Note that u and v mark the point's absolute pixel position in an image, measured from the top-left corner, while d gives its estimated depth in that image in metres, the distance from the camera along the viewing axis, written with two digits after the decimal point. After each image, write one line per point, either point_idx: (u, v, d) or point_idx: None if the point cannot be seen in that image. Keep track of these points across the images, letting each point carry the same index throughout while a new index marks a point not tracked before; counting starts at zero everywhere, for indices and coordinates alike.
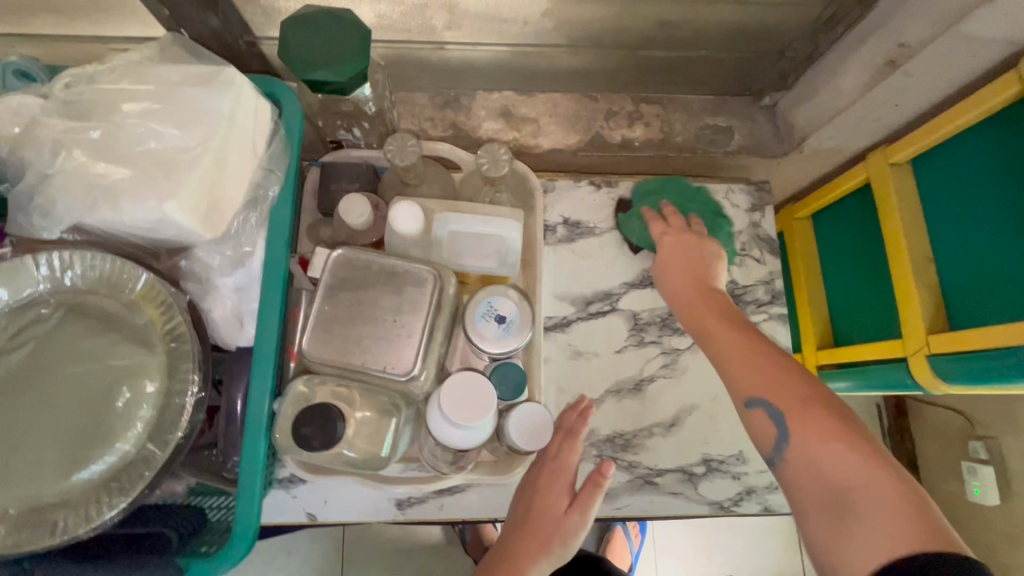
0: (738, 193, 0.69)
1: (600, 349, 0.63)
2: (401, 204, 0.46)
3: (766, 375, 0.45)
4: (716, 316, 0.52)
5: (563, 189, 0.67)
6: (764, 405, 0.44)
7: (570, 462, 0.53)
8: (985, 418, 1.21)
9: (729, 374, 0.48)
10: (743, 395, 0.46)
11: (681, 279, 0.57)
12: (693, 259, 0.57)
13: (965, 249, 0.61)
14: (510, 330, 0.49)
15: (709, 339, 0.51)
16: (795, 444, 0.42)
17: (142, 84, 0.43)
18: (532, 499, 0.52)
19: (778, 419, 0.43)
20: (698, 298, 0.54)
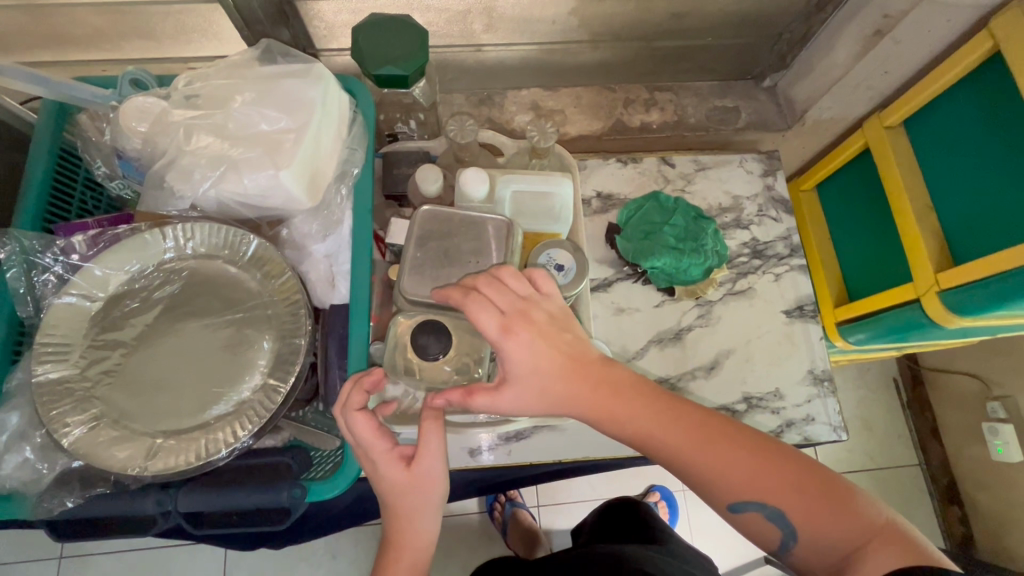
0: (752, 162, 0.76)
1: (640, 305, 0.69)
2: (469, 170, 0.53)
3: (742, 468, 0.41)
4: (635, 406, 0.43)
5: (595, 166, 0.75)
6: (756, 506, 0.41)
7: (365, 442, 0.44)
8: (999, 378, 1.27)
9: (705, 486, 0.42)
10: (722, 498, 0.42)
11: (558, 387, 0.43)
12: (524, 364, 0.42)
13: (961, 192, 0.67)
14: (568, 276, 0.55)
15: (662, 452, 0.43)
16: (804, 539, 0.40)
17: (249, 79, 0.51)
18: (376, 477, 0.45)
19: (777, 517, 0.41)
20: (618, 404, 0.43)
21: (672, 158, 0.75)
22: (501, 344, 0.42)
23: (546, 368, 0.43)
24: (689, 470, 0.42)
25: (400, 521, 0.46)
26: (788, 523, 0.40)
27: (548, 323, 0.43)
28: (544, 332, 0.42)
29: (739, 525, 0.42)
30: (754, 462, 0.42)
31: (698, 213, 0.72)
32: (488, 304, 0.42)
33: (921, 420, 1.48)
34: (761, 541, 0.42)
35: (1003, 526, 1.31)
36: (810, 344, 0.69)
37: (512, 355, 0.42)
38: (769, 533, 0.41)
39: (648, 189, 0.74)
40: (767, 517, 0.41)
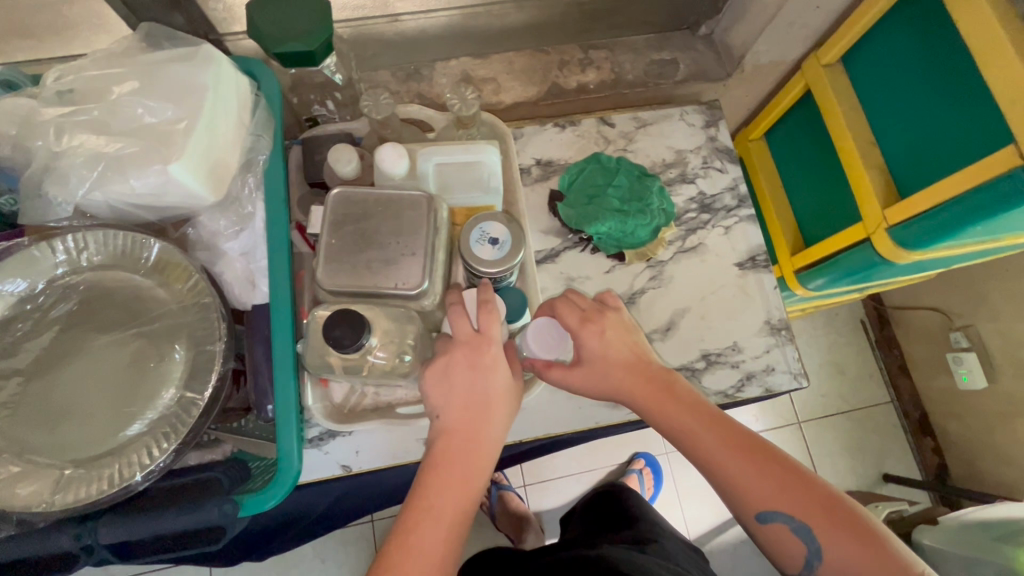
0: (693, 114, 0.74)
1: (590, 273, 0.67)
2: (385, 145, 0.49)
3: (769, 481, 0.46)
4: (687, 417, 0.49)
5: (531, 133, 0.71)
6: (783, 518, 0.45)
7: (496, 333, 0.46)
8: (959, 309, 1.29)
9: (736, 495, 0.47)
10: (752, 510, 0.46)
11: (618, 375, 0.52)
12: (600, 355, 0.52)
13: (901, 125, 0.66)
14: (504, 249, 0.52)
15: (698, 449, 0.48)
16: (827, 560, 0.44)
17: (127, 67, 0.46)
18: (479, 379, 0.45)
19: (803, 532, 0.45)
20: (667, 400, 0.50)
21: (611, 117, 0.73)
22: (582, 332, 0.52)
23: (617, 357, 0.52)
24: (723, 468, 0.47)
25: (467, 458, 0.44)
26: (813, 540, 0.44)
27: (617, 326, 0.53)
28: (619, 329, 0.53)
29: (763, 536, 0.46)
30: (782, 476, 0.46)
31: (641, 171, 0.70)
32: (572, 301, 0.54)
33: (890, 357, 1.52)
34: (786, 557, 0.46)
35: (973, 451, 1.35)
36: (764, 293, 0.67)
37: (583, 342, 0.52)
38: (794, 550, 0.45)
39: (590, 152, 0.71)
40: (793, 528, 0.45)
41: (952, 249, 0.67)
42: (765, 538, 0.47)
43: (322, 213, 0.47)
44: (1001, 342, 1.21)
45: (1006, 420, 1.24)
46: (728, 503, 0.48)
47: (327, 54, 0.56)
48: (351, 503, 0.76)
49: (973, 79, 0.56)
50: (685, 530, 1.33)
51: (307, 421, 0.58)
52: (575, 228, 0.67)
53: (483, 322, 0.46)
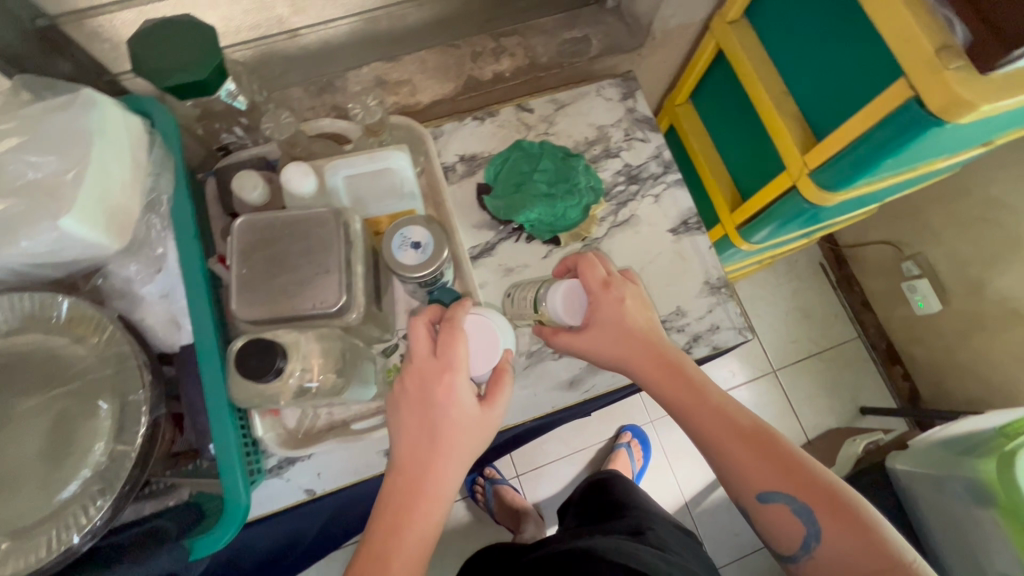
0: (609, 88, 0.75)
1: (528, 260, 0.67)
2: (290, 165, 0.48)
3: (772, 466, 0.50)
4: (698, 398, 0.52)
5: (451, 130, 0.71)
6: (785, 500, 0.49)
7: (455, 358, 0.50)
8: (906, 239, 1.34)
9: (739, 477, 0.51)
10: (756, 490, 0.50)
11: (630, 345, 0.54)
12: (611, 326, 0.54)
13: (805, 70, 0.68)
14: (427, 251, 0.52)
15: (706, 434, 0.52)
16: (824, 545, 0.48)
17: (3, 124, 0.44)
18: (427, 414, 0.49)
19: (804, 514, 0.49)
20: (677, 380, 0.53)
21: (529, 103, 0.73)
22: (601, 298, 0.55)
23: (631, 322, 0.54)
24: (729, 452, 0.50)
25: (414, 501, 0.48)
26: (813, 523, 0.48)
27: (636, 298, 0.56)
28: (637, 300, 0.55)
29: (765, 516, 0.51)
30: (785, 460, 0.50)
31: (564, 153, 0.70)
32: (597, 265, 0.56)
33: (852, 295, 1.56)
34: (784, 535, 0.50)
35: (938, 373, 1.40)
36: (700, 254, 0.69)
37: (601, 307, 0.55)
38: (792, 531, 0.50)
39: (512, 141, 0.71)
40: (794, 510, 0.49)
41: (872, 186, 0.69)
42: (765, 517, 0.51)
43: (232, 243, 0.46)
44: (949, 264, 1.25)
45: (963, 338, 1.28)
46: (730, 485, 0.52)
47: (222, 79, 0.54)
48: (331, 525, 0.75)
49: (856, 16, 0.58)
50: (679, 492, 1.36)
51: (264, 453, 0.58)
52: (505, 219, 0.67)
53: (442, 348, 0.50)
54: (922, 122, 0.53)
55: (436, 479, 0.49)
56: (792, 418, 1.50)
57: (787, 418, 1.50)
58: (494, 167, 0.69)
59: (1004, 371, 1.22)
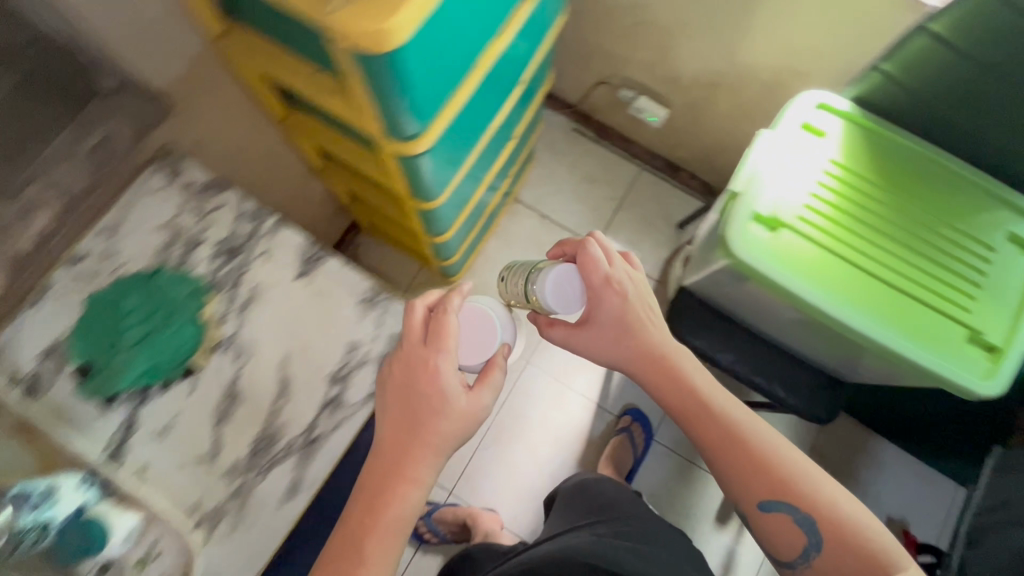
0: (153, 177, 0.70)
1: (170, 406, 0.62)
2: None
3: (800, 495, 0.69)
4: (706, 414, 0.74)
5: (14, 330, 0.62)
6: (787, 511, 0.70)
7: (446, 344, 0.60)
8: (604, 71, 1.36)
9: (753, 489, 0.71)
10: (760, 502, 0.71)
11: (623, 349, 0.77)
12: (610, 324, 0.76)
13: (309, 42, 0.62)
14: (45, 500, 0.55)
15: (693, 423, 0.75)
16: (822, 554, 0.68)
17: None
18: (416, 410, 0.59)
19: (801, 524, 0.69)
20: (666, 379, 0.76)
21: (77, 250, 0.65)
22: (602, 290, 0.74)
23: (625, 317, 0.75)
24: (732, 453, 0.72)
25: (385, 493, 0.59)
26: (813, 535, 0.68)
27: (642, 309, 0.76)
28: (627, 293, 0.75)
29: (767, 520, 0.71)
30: (794, 484, 0.70)
31: (144, 278, 0.65)
32: (590, 246, 0.73)
33: (613, 139, 1.61)
34: (783, 536, 0.70)
35: (707, 160, 1.46)
36: (334, 281, 0.66)
37: (601, 297, 0.74)
38: (799, 539, 0.70)
39: (84, 305, 0.64)
40: (797, 521, 0.69)
41: (449, 108, 0.69)
42: (767, 520, 0.71)
43: None
44: (645, 73, 1.29)
45: (696, 123, 1.34)
46: (744, 492, 0.72)
47: None
48: None
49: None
50: (586, 401, 1.47)
51: None
52: (127, 386, 0.61)
53: (431, 335, 0.61)
54: (377, 66, 0.52)
55: (411, 466, 0.59)
56: None
57: None
58: (80, 343, 0.62)
59: (739, 130, 1.28)
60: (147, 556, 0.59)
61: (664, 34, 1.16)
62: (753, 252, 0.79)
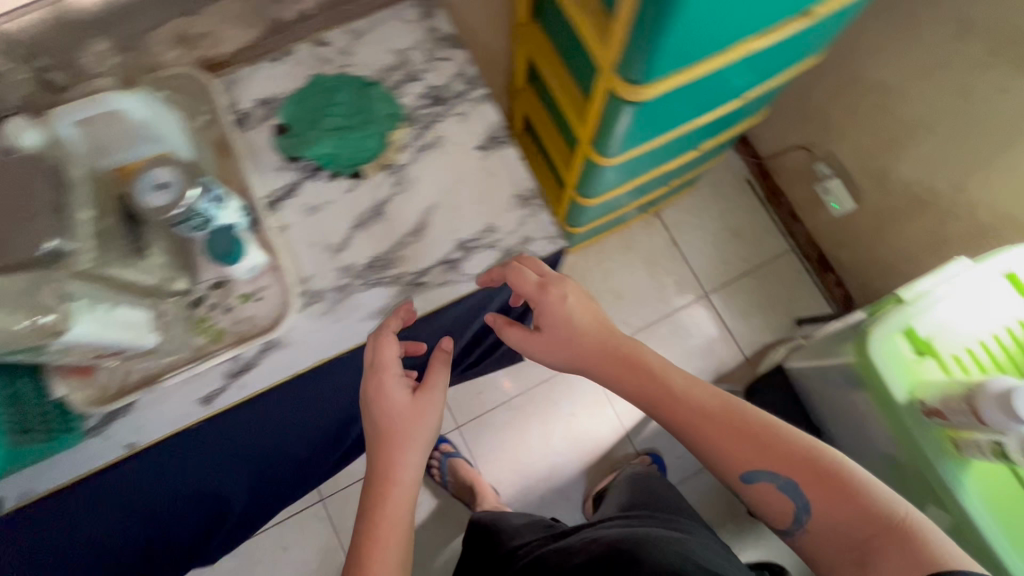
0: (408, 10, 0.71)
1: (334, 196, 0.66)
2: (16, 120, 0.49)
3: (748, 447, 0.52)
4: (727, 435, 0.52)
5: (248, 76, 0.69)
6: (770, 478, 0.51)
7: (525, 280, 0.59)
8: (818, 138, 1.29)
9: (714, 457, 0.53)
10: (744, 473, 0.52)
11: (592, 352, 0.58)
12: (559, 326, 0.57)
13: None
14: (173, 190, 0.52)
15: (675, 416, 0.54)
16: (818, 517, 0.49)
17: None
18: (380, 409, 0.56)
19: (789, 489, 0.50)
20: (647, 381, 0.56)
21: (325, 37, 0.70)
22: (544, 297, 0.58)
23: (581, 318, 0.58)
24: (723, 447, 0.52)
25: (385, 448, 0.55)
26: (802, 495, 0.50)
27: (590, 314, 0.58)
28: (585, 300, 0.58)
29: (754, 495, 0.52)
30: (810, 461, 0.50)
31: (361, 83, 0.68)
32: (526, 271, 0.59)
33: (781, 208, 1.52)
34: (774, 511, 0.52)
35: (864, 272, 1.36)
36: (510, 172, 0.67)
37: (549, 305, 0.58)
38: (784, 509, 0.51)
39: (310, 78, 0.69)
40: (782, 487, 0.51)
41: (681, 81, 0.69)
42: (751, 495, 0.53)
43: None
44: (855, 158, 1.21)
45: (879, 234, 1.24)
46: (710, 463, 0.54)
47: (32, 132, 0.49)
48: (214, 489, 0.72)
49: None
50: (617, 422, 1.44)
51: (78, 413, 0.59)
52: (316, 161, 0.66)
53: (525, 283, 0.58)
54: None
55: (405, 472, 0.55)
56: (727, 338, 1.49)
57: (723, 339, 1.49)
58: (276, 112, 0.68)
59: (920, 261, 1.18)
60: (253, 294, 0.63)
61: (903, 129, 1.08)
62: (887, 368, 0.74)
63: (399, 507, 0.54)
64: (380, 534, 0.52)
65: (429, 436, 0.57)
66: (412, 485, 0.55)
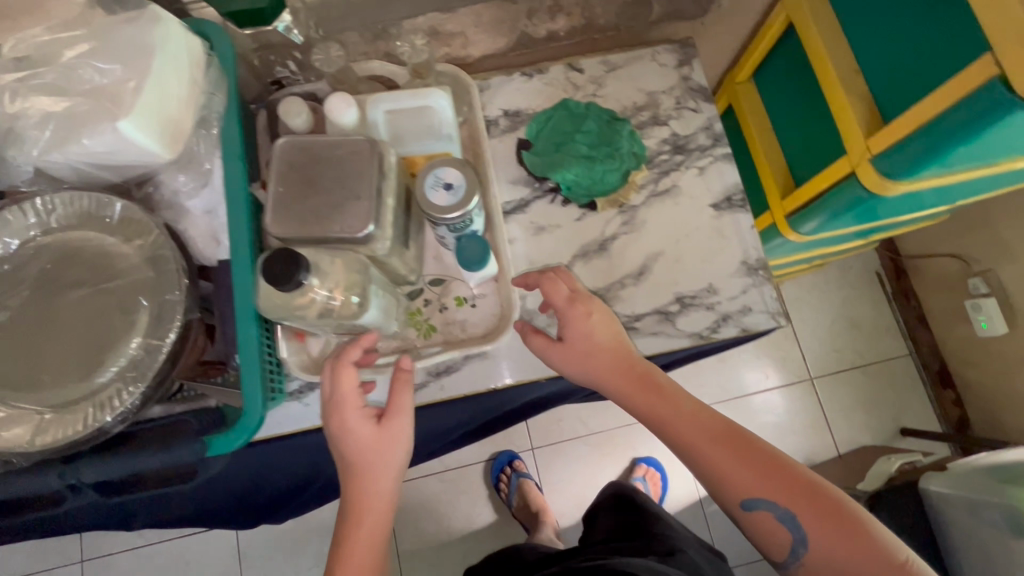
0: (664, 53, 0.71)
1: (561, 221, 0.66)
2: (333, 95, 0.50)
3: (752, 471, 0.49)
4: (732, 455, 0.50)
5: (498, 84, 0.70)
6: (769, 508, 0.49)
7: (555, 297, 0.55)
8: (979, 253, 1.20)
9: (720, 480, 0.50)
10: (739, 501, 0.50)
11: (604, 365, 0.54)
12: (585, 341, 0.54)
13: (888, 59, 0.62)
14: (458, 194, 0.52)
15: (682, 439, 0.51)
16: (813, 548, 0.48)
17: (83, 45, 0.46)
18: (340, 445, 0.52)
19: (789, 523, 0.48)
20: (663, 405, 0.52)
21: (580, 63, 0.70)
22: (568, 313, 0.54)
23: (601, 339, 0.54)
24: (737, 477, 0.49)
25: (355, 483, 0.52)
26: (798, 528, 0.48)
27: (612, 331, 0.55)
28: (606, 319, 0.55)
29: (750, 524, 0.50)
30: (826, 505, 0.48)
31: (610, 117, 0.68)
32: (561, 282, 0.55)
33: (907, 310, 1.42)
34: (773, 544, 0.49)
35: (997, 399, 1.27)
36: (741, 235, 0.66)
37: (570, 323, 0.54)
38: (778, 542, 0.49)
39: (558, 100, 0.70)
40: (778, 518, 0.49)
41: (937, 180, 0.65)
42: (747, 523, 0.51)
43: (263, 151, 0.61)
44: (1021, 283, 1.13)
45: None
46: (714, 490, 0.51)
47: (342, 114, 0.50)
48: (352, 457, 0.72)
49: None
50: (695, 487, 1.28)
51: (288, 375, 0.60)
52: (556, 183, 0.66)
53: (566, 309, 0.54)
54: (1004, 103, 0.50)
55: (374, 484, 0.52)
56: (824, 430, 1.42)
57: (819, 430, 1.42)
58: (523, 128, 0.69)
59: None
60: (469, 299, 0.63)
61: None
62: None
63: (371, 533, 0.52)
64: (352, 550, 0.52)
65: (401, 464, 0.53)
66: (386, 510, 0.54)
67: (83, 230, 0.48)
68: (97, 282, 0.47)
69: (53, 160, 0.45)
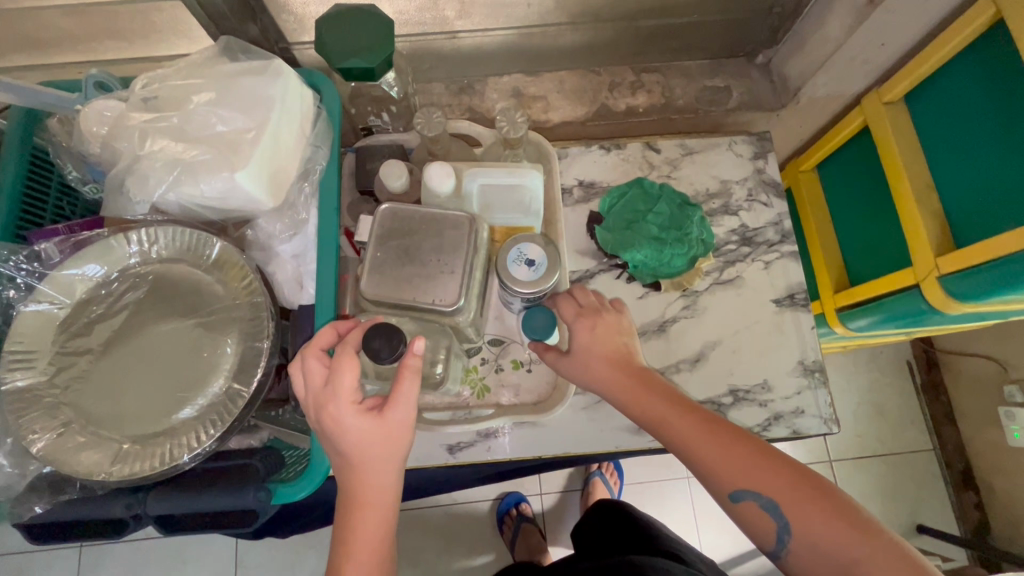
0: (741, 144, 0.73)
1: (623, 297, 0.67)
2: (434, 164, 0.51)
3: (739, 456, 0.44)
4: (712, 440, 0.45)
5: (576, 154, 0.72)
6: (753, 496, 0.43)
7: (569, 311, 0.53)
8: (1017, 360, 1.14)
9: (704, 471, 0.45)
10: (725, 491, 0.44)
11: (601, 370, 0.50)
12: (591, 350, 0.51)
13: (966, 184, 0.63)
14: (539, 271, 0.53)
15: (670, 435, 0.47)
16: (797, 535, 0.42)
17: (208, 90, 0.48)
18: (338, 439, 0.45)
19: (773, 511, 0.43)
20: (647, 395, 0.48)
21: (658, 143, 0.72)
22: (577, 326, 0.52)
23: (606, 350, 0.51)
24: (715, 462, 0.44)
25: (352, 474, 0.46)
26: (782, 515, 0.42)
27: (609, 324, 0.52)
28: (613, 327, 0.52)
29: (737, 517, 0.44)
30: (815, 486, 0.43)
31: (682, 201, 0.68)
32: (573, 297, 0.54)
33: (936, 405, 1.34)
34: (759, 536, 0.43)
35: None
36: (801, 334, 0.66)
37: (578, 335, 0.52)
38: (766, 532, 0.43)
39: (633, 177, 0.71)
40: (764, 507, 0.43)
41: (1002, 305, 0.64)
42: (736, 518, 0.45)
43: (349, 196, 0.64)
44: None
45: None
46: (701, 481, 0.46)
47: (441, 184, 0.51)
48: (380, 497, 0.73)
49: None
50: None
51: None
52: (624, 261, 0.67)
53: (576, 324, 0.52)
54: None
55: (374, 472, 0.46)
56: None
57: None
58: (596, 201, 0.71)
59: None
60: (525, 363, 0.64)
61: None
62: None
63: (378, 524, 0.47)
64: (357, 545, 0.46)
65: (403, 463, 0.47)
66: (390, 501, 0.47)
67: (180, 265, 0.50)
68: (190, 317, 0.49)
69: (167, 198, 0.48)
